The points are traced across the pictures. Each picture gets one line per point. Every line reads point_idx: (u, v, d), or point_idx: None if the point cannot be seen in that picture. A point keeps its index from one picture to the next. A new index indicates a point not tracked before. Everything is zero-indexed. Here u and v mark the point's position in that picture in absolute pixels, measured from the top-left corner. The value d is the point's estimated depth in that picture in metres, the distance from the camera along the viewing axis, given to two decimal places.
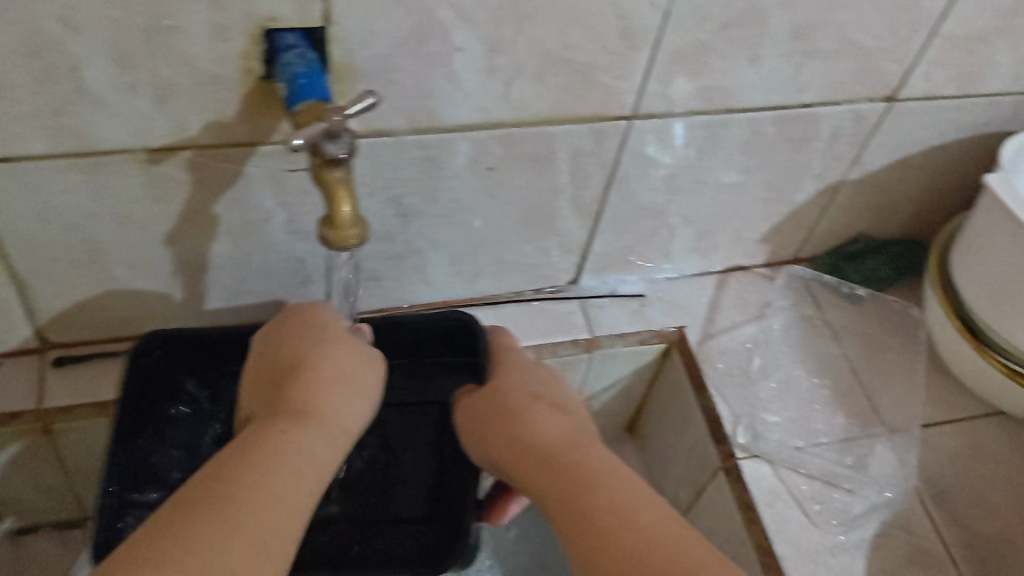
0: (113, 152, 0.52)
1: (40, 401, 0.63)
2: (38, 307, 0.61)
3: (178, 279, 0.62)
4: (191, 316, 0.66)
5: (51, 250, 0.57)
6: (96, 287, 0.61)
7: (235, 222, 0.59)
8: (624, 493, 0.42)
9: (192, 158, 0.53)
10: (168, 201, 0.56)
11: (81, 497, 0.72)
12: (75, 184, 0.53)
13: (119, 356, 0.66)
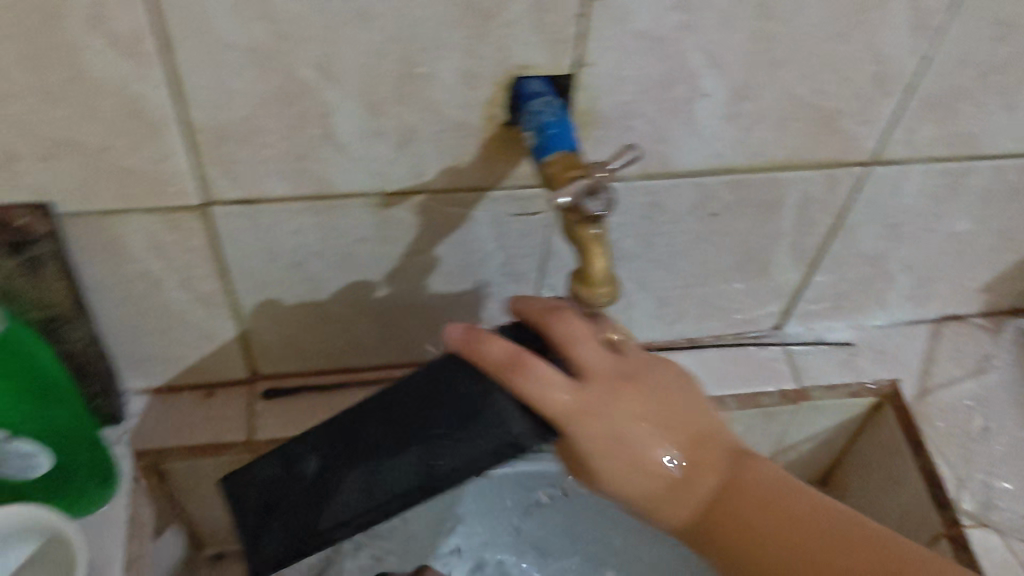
0: (350, 195, 0.51)
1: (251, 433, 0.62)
2: (254, 340, 0.61)
3: (390, 317, 0.61)
4: (395, 351, 0.65)
5: (277, 289, 0.57)
6: (311, 323, 0.61)
7: (453, 262, 0.58)
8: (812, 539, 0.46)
9: (424, 201, 0.53)
10: (394, 242, 0.55)
11: None
12: (309, 225, 0.53)
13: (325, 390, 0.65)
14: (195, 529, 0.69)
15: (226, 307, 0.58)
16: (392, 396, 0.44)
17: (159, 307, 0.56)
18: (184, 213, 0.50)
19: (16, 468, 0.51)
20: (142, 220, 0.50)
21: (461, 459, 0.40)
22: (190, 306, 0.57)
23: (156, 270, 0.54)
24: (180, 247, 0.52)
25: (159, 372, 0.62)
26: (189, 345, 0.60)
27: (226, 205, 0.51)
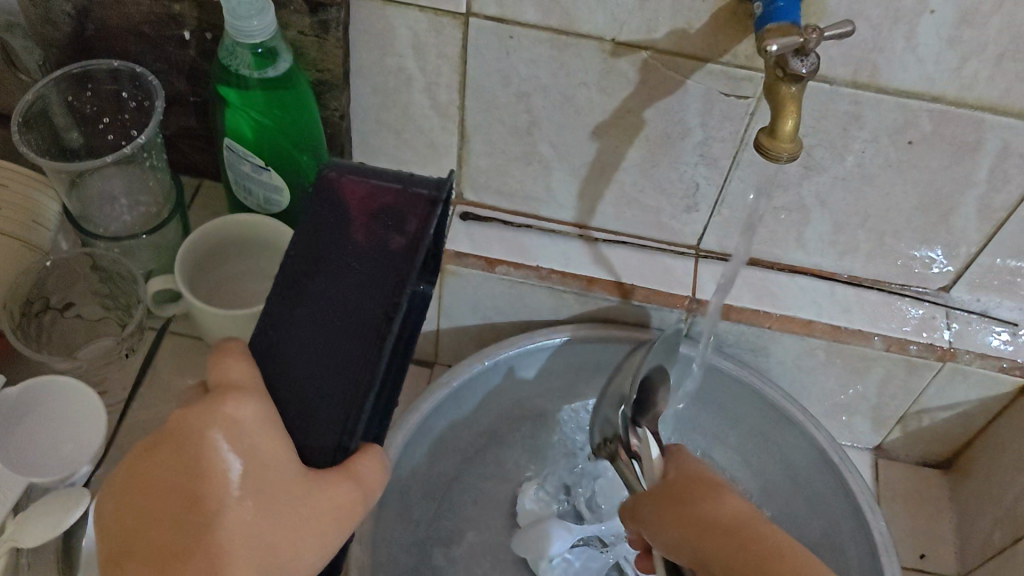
0: (587, 36, 0.58)
1: (443, 242, 0.71)
2: (468, 162, 0.70)
3: (588, 172, 0.68)
4: (582, 207, 0.71)
5: (501, 114, 0.65)
6: (519, 159, 0.68)
7: (657, 130, 0.64)
8: None
9: (648, 59, 0.59)
10: (612, 95, 0.62)
11: (440, 342, 0.79)
12: (544, 57, 0.60)
13: (513, 224, 0.73)
14: None
15: (455, 121, 0.66)
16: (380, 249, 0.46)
17: (402, 106, 0.66)
18: (447, 18, 0.59)
19: (265, 194, 0.63)
20: (413, 17, 0.59)
21: (306, 349, 0.46)
22: (425, 112, 0.66)
23: (408, 69, 0.63)
24: (435, 51, 0.61)
25: (383, 169, 0.72)
26: (414, 150, 0.70)
27: (483, 20, 0.59)
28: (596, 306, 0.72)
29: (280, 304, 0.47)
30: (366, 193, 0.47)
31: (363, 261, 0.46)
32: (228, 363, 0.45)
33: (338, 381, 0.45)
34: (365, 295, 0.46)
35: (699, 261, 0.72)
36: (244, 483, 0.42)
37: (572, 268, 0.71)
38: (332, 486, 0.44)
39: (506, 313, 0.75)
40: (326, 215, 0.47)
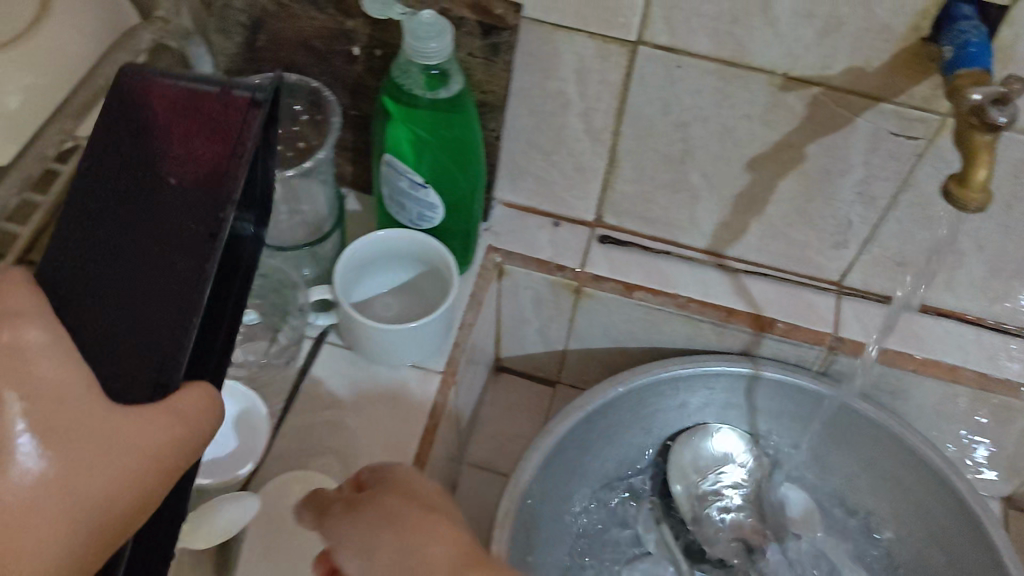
0: (758, 70, 0.58)
1: (583, 264, 0.71)
2: (614, 187, 0.69)
3: (736, 203, 0.67)
4: (725, 237, 0.71)
5: (655, 141, 0.65)
6: (666, 186, 0.68)
7: (817, 166, 0.63)
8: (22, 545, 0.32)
9: (818, 95, 0.58)
10: (774, 128, 0.61)
11: (566, 362, 0.79)
12: (709, 88, 0.60)
13: (652, 250, 0.73)
14: (504, 338, 0.79)
15: (607, 146, 0.66)
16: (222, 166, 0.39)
17: (555, 128, 0.66)
18: (616, 45, 0.59)
19: (418, 211, 0.64)
20: (581, 43, 0.59)
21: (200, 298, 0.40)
22: (577, 135, 0.66)
23: (567, 92, 0.63)
24: (597, 77, 0.61)
25: (527, 188, 0.72)
26: (561, 172, 0.70)
27: (652, 49, 0.58)
28: (733, 338, 0.71)
29: (84, 196, 0.39)
30: (181, 94, 0.40)
31: (159, 142, 0.39)
32: (19, 296, 0.36)
33: (158, 320, 0.37)
34: (184, 210, 0.38)
35: (841, 299, 0.71)
36: (47, 431, 0.33)
37: (712, 298, 0.70)
38: (71, 376, 0.34)
39: (638, 338, 0.74)
40: (127, 118, 0.39)
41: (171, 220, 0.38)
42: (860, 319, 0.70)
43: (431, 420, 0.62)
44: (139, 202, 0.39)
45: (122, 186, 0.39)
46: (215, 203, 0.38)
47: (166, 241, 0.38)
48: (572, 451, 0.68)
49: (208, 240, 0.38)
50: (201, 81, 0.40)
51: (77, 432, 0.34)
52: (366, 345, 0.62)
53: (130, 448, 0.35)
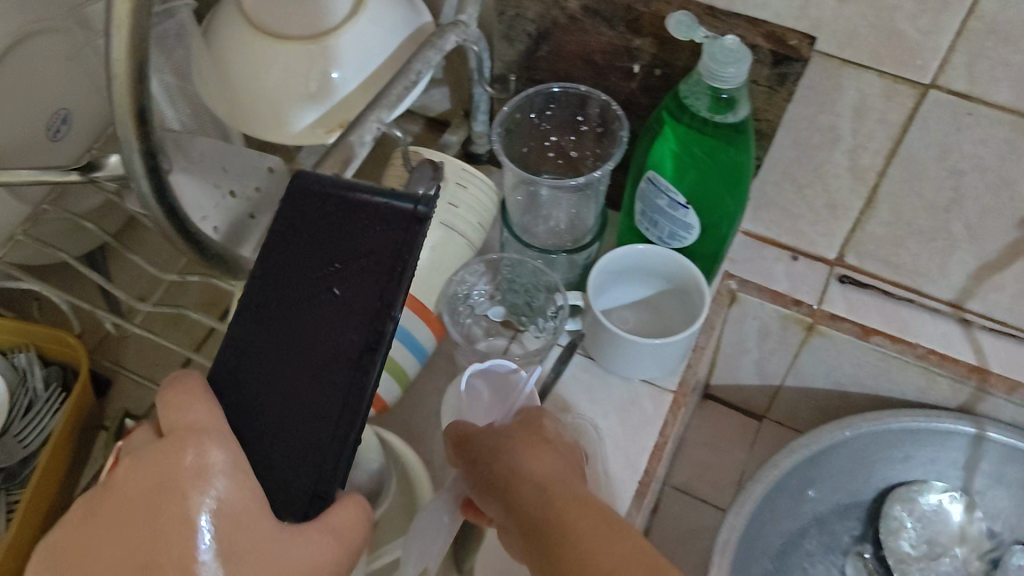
0: None
1: (819, 302, 0.70)
2: (864, 228, 0.68)
3: (997, 259, 0.65)
4: (975, 293, 0.69)
5: (922, 186, 0.63)
6: (922, 233, 0.66)
7: None
8: None
9: None
10: None
11: (778, 397, 0.79)
12: (999, 137, 0.58)
13: (891, 296, 0.71)
14: (718, 365, 0.79)
15: (868, 186, 0.65)
16: (308, 251, 0.42)
17: (817, 163, 0.66)
18: (906, 86, 0.58)
19: (671, 228, 0.65)
20: (868, 80, 0.59)
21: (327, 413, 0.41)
22: (839, 172, 0.65)
23: (840, 128, 0.63)
24: (877, 116, 0.61)
25: (770, 219, 0.72)
26: (811, 207, 0.69)
27: (945, 93, 0.57)
28: (970, 396, 0.69)
29: (255, 316, 0.42)
30: (335, 201, 0.42)
31: (354, 273, 0.41)
32: (192, 406, 0.42)
33: (314, 449, 0.41)
34: (320, 301, 0.42)
35: None
36: (226, 518, 0.40)
37: (953, 352, 0.68)
38: (243, 494, 0.40)
39: (863, 383, 0.73)
40: (326, 214, 0.42)
41: (330, 335, 0.41)
42: None
43: (661, 439, 0.63)
44: (313, 319, 0.42)
45: (298, 311, 0.42)
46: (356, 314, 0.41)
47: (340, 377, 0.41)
48: (790, 487, 0.68)
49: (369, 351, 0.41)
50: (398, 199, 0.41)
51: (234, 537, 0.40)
52: (610, 355, 0.63)
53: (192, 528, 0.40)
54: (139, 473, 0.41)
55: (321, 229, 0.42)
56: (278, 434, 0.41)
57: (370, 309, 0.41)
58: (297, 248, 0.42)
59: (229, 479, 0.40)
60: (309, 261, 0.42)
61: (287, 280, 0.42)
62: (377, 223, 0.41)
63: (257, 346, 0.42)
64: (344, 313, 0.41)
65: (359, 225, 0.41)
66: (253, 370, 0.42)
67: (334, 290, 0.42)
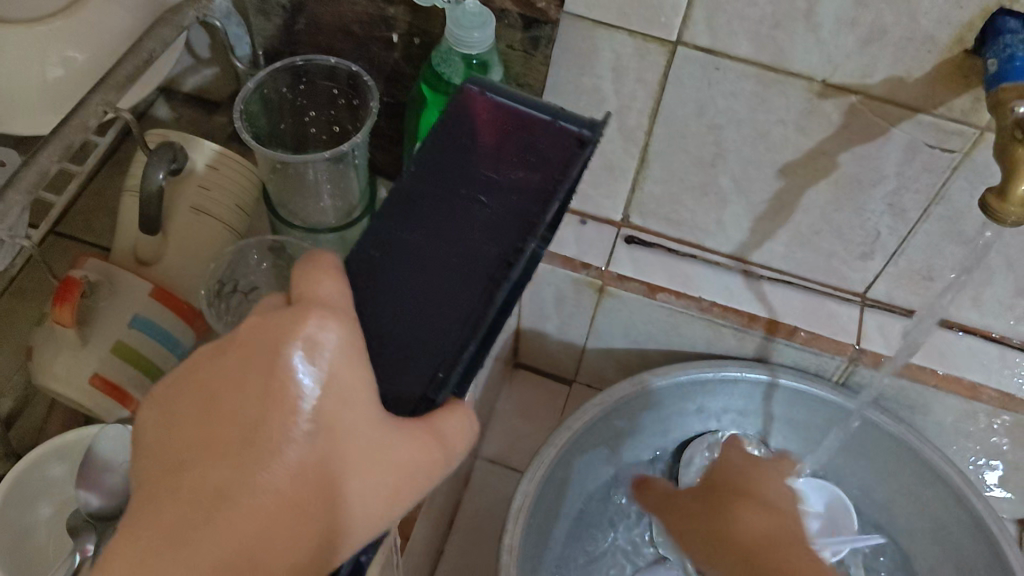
0: (797, 75, 0.57)
1: (607, 263, 0.71)
2: (642, 188, 0.69)
3: (765, 210, 0.67)
4: (751, 244, 0.71)
5: (687, 143, 0.65)
6: (695, 189, 0.68)
7: (848, 174, 0.62)
8: (227, 479, 0.32)
9: (857, 103, 0.58)
10: (808, 135, 0.61)
11: (583, 361, 0.79)
12: (746, 91, 0.59)
13: (677, 253, 0.72)
14: (523, 334, 0.79)
15: (638, 146, 0.66)
16: (469, 174, 0.45)
17: (588, 126, 0.66)
18: (655, 45, 0.58)
19: None
20: (620, 40, 0.59)
21: (437, 290, 0.42)
22: (609, 133, 0.66)
23: (602, 89, 0.63)
24: (634, 76, 0.61)
25: None
26: (590, 170, 0.70)
27: (692, 50, 0.58)
28: (754, 344, 0.71)
29: (407, 211, 0.44)
30: (491, 119, 0.46)
31: (501, 191, 0.44)
32: (316, 291, 0.36)
33: (454, 305, 0.42)
34: (469, 205, 0.44)
35: (865, 309, 0.71)
36: (340, 402, 0.34)
37: (735, 304, 0.70)
38: (351, 370, 0.35)
39: (658, 340, 0.74)
40: (484, 141, 0.45)
41: (474, 236, 0.43)
42: (882, 331, 0.69)
43: None
44: (455, 216, 0.44)
45: (468, 212, 0.44)
46: (498, 225, 0.44)
47: (466, 263, 0.43)
48: (588, 448, 0.68)
49: (502, 269, 0.43)
50: (537, 110, 0.46)
51: (259, 442, 0.33)
52: None
53: (281, 394, 0.33)
54: (256, 339, 0.34)
55: (450, 168, 0.45)
56: (404, 314, 0.41)
57: (507, 231, 0.44)
58: (466, 158, 0.45)
59: (339, 349, 0.34)
60: (451, 205, 0.44)
61: (448, 175, 0.45)
62: (532, 142, 0.45)
63: (397, 224, 0.43)
64: (491, 224, 0.44)
65: (518, 146, 0.45)
66: (405, 252, 0.43)
67: (479, 208, 0.44)
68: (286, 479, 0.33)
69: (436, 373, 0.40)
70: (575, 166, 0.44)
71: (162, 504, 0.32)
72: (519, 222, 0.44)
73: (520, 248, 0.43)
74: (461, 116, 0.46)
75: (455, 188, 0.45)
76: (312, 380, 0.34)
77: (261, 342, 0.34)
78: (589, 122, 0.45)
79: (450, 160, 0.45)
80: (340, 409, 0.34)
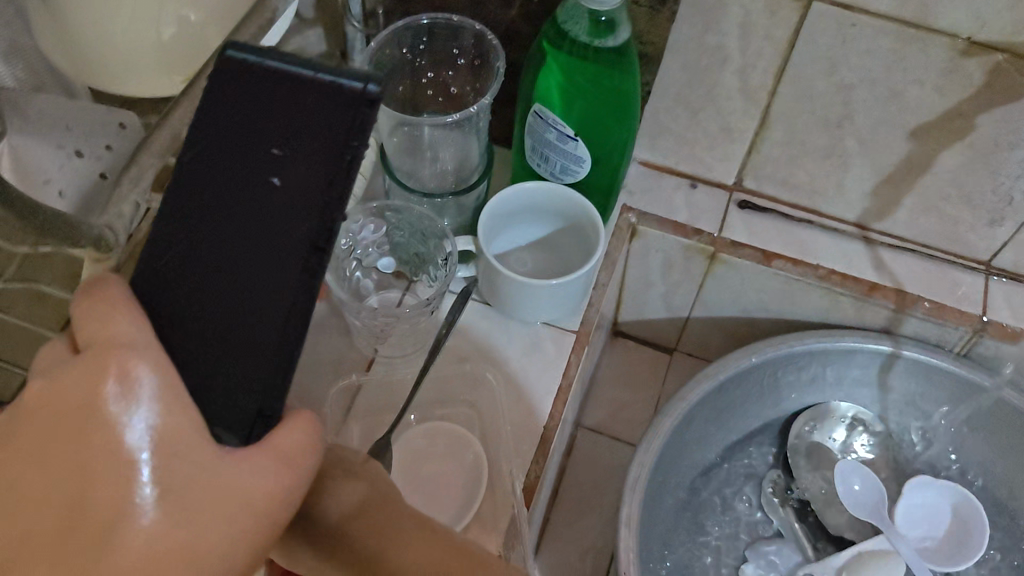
0: (940, 32, 0.55)
1: (720, 229, 0.69)
2: (760, 150, 0.67)
3: (891, 174, 0.64)
4: (872, 209, 0.68)
5: (813, 104, 0.62)
6: (816, 152, 0.65)
7: (985, 136, 0.60)
8: None
9: (1001, 63, 0.55)
10: (946, 95, 0.58)
11: (686, 330, 0.78)
12: (883, 50, 0.57)
13: (792, 219, 0.70)
14: (625, 302, 0.77)
15: (760, 107, 0.63)
16: (231, 142, 0.36)
17: (708, 86, 0.63)
18: None
19: (563, 163, 0.62)
20: None
21: (245, 271, 0.36)
22: (730, 94, 0.63)
23: (727, 47, 0.60)
24: (764, 33, 0.58)
25: (665, 148, 0.70)
26: (705, 132, 0.67)
27: (827, 6, 0.56)
28: (872, 313, 0.69)
29: (182, 174, 0.37)
30: (270, 75, 0.37)
31: (297, 155, 0.36)
32: (113, 314, 0.34)
33: (261, 312, 0.35)
34: (255, 186, 0.36)
35: (990, 279, 0.68)
36: (162, 456, 0.33)
37: (854, 271, 0.68)
38: (174, 416, 0.34)
39: (768, 309, 0.72)
40: (271, 100, 0.36)
41: (262, 215, 0.36)
42: (1010, 301, 0.67)
43: (565, 381, 0.61)
44: (247, 193, 0.36)
45: (233, 177, 0.36)
46: (273, 207, 0.36)
47: (263, 239, 0.36)
48: (700, 418, 0.67)
49: (316, 251, 0.35)
50: (346, 75, 0.36)
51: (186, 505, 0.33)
52: (509, 299, 0.61)
53: (112, 486, 0.33)
54: (62, 416, 0.34)
55: (274, 103, 0.36)
56: (214, 315, 0.35)
57: (288, 212, 0.36)
58: (247, 117, 0.36)
59: (155, 385, 0.33)
60: (240, 164, 0.36)
61: (230, 145, 0.36)
62: (313, 95, 0.36)
63: (187, 216, 0.36)
64: (286, 209, 0.36)
65: (271, 80, 0.37)
66: (182, 255, 0.36)
67: (265, 178, 0.36)
68: (143, 535, 0.33)
69: (245, 406, 0.35)
70: (370, 121, 0.35)
71: (38, 560, 0.33)
72: (301, 205, 0.36)
73: (331, 237, 0.35)
74: (230, 69, 0.37)
75: (255, 152, 0.36)
76: (141, 432, 0.33)
77: (81, 430, 0.33)
78: (371, 74, 0.36)
79: (268, 96, 0.36)
80: (187, 492, 0.33)
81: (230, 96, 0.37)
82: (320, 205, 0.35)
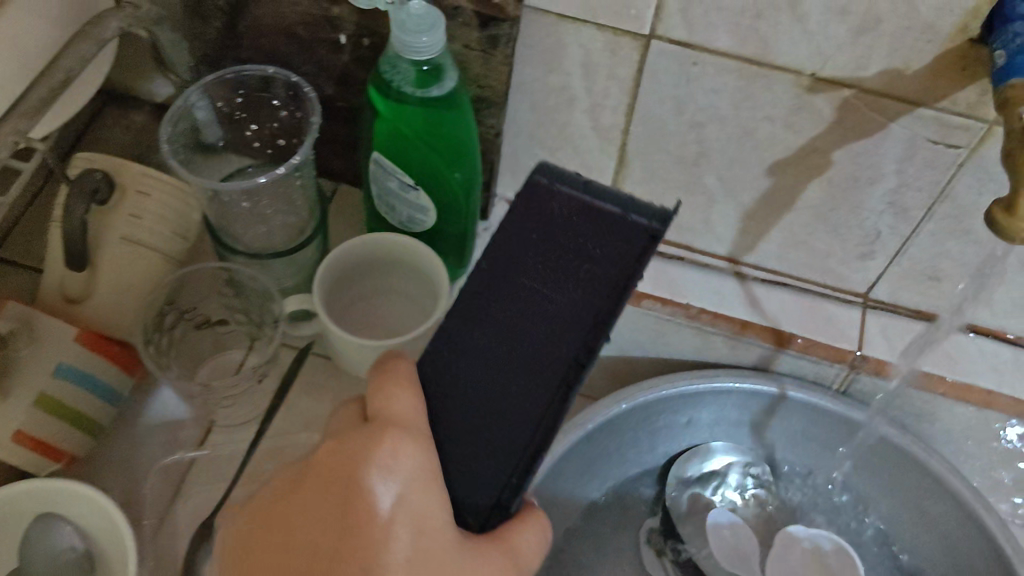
0: (783, 69, 0.52)
1: None
2: (622, 187, 0.64)
3: (755, 210, 0.62)
4: (742, 244, 0.66)
5: (667, 142, 0.59)
6: (678, 188, 0.63)
7: (843, 172, 0.57)
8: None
9: (851, 98, 0.52)
10: (798, 131, 0.55)
11: None
12: (729, 86, 0.54)
13: (662, 256, 0.68)
14: None
15: (615, 145, 0.61)
16: (508, 267, 0.40)
17: (560, 125, 0.61)
18: (627, 39, 0.53)
19: (409, 213, 0.59)
20: (588, 35, 0.54)
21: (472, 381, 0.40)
22: (584, 133, 0.61)
23: (573, 87, 0.58)
24: (606, 73, 0.56)
25: (528, 186, 0.67)
26: (566, 171, 0.64)
27: (666, 43, 0.53)
28: (746, 351, 0.66)
29: (472, 308, 0.40)
30: (563, 212, 0.39)
31: (567, 290, 0.39)
32: (400, 396, 0.41)
33: (507, 434, 0.39)
34: (544, 308, 0.39)
35: (866, 312, 0.66)
36: (412, 530, 0.38)
37: (726, 310, 0.65)
38: (425, 496, 0.39)
39: (645, 347, 0.70)
40: (556, 233, 0.39)
41: (489, 332, 0.40)
42: (886, 336, 0.64)
43: None
44: (512, 311, 0.40)
45: (481, 300, 0.40)
46: (533, 332, 0.39)
47: (492, 355, 0.40)
48: (570, 469, 0.64)
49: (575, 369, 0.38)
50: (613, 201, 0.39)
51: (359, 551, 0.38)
52: (348, 359, 0.58)
53: (365, 523, 0.38)
54: (330, 468, 0.41)
55: (558, 240, 0.39)
56: (478, 422, 0.40)
57: (561, 328, 0.39)
58: (524, 244, 0.40)
59: (404, 481, 0.39)
60: (504, 297, 0.40)
61: (502, 276, 0.40)
62: (605, 242, 0.39)
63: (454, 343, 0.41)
64: (551, 334, 0.39)
65: (566, 222, 0.39)
66: (451, 368, 0.41)
67: (533, 305, 0.39)
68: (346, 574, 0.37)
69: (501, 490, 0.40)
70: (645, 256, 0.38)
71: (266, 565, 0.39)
72: (563, 329, 0.39)
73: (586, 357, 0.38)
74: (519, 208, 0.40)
75: (512, 284, 0.40)
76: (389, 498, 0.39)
77: (353, 492, 0.39)
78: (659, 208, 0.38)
79: (556, 228, 0.39)
80: (355, 508, 0.39)
81: (531, 226, 0.40)
82: (585, 326, 0.39)
